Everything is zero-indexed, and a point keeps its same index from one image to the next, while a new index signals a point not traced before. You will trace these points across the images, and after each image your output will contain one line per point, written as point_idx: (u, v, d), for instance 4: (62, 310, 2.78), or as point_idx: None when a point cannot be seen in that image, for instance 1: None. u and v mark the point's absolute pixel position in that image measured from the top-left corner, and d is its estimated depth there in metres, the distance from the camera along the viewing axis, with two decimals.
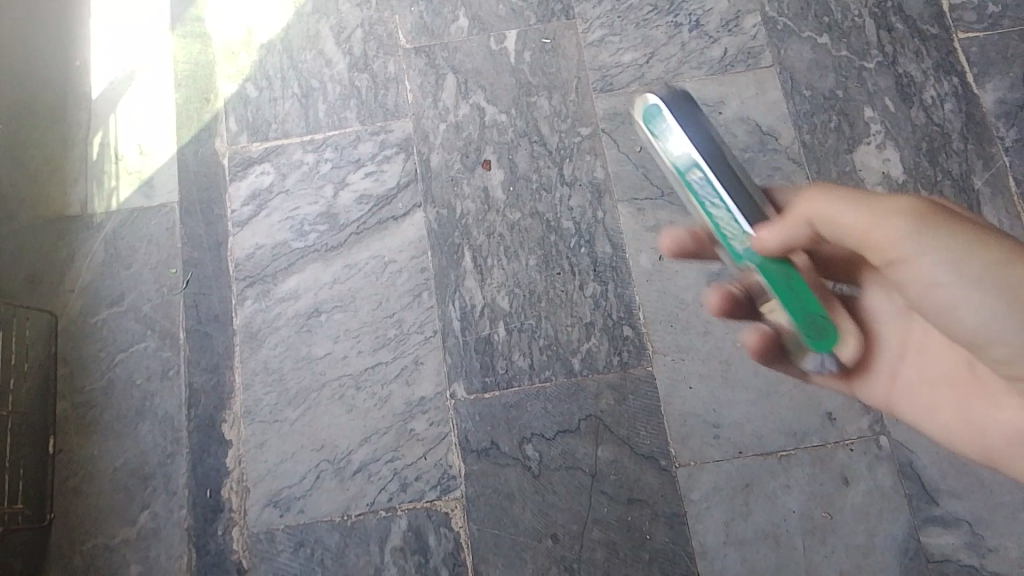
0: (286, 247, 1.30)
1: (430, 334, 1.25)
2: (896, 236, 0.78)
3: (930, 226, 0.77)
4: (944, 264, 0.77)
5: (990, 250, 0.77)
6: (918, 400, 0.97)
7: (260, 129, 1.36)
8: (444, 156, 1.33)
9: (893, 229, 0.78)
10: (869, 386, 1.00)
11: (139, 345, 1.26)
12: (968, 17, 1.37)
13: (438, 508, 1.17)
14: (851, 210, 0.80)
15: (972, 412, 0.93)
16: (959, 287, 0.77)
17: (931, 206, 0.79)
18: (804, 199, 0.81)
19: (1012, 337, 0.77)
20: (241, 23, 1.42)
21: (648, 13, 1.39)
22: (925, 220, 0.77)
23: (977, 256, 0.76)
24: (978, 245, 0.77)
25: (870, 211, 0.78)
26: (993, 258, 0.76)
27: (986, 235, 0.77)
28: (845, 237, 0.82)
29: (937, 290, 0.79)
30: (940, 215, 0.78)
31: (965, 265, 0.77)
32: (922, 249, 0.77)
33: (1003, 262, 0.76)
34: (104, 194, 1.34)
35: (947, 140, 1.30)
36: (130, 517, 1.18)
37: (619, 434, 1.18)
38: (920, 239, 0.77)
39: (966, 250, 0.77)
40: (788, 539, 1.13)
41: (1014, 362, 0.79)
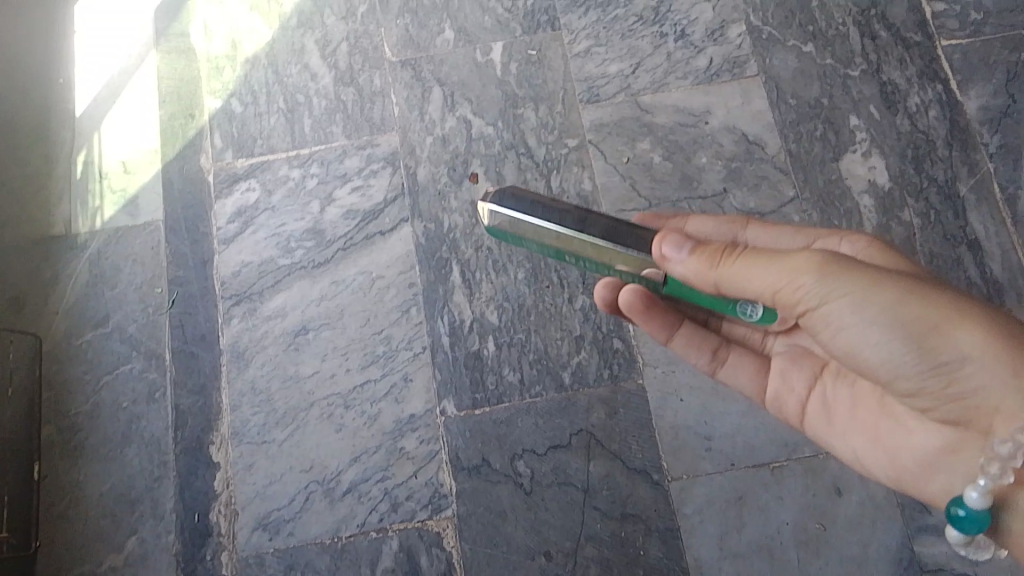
0: (272, 265, 1.29)
1: (418, 350, 1.24)
2: (797, 284, 0.77)
3: (831, 270, 0.76)
4: (847, 300, 0.76)
5: (887, 287, 0.75)
6: (829, 425, 0.92)
7: (245, 146, 1.35)
8: (430, 170, 1.32)
9: (795, 277, 0.76)
10: (781, 406, 0.96)
11: (124, 367, 1.24)
12: (952, 23, 1.37)
13: (430, 527, 1.16)
14: (756, 266, 0.78)
15: (883, 439, 0.86)
16: (859, 320, 0.76)
17: (830, 252, 0.77)
18: (712, 265, 0.80)
19: (915, 366, 0.76)
20: (225, 39, 1.41)
21: (633, 24, 1.39)
22: (825, 267, 0.76)
23: (878, 291, 0.75)
24: (876, 282, 0.75)
25: (773, 264, 0.77)
26: (892, 295, 0.75)
27: (879, 269, 0.76)
28: (751, 293, 0.80)
29: (843, 327, 0.77)
30: (839, 261, 0.76)
31: (866, 301, 0.75)
32: (828, 291, 0.76)
33: (902, 295, 0.75)
34: (88, 214, 1.32)
35: (933, 146, 1.30)
36: (117, 543, 1.16)
37: (610, 448, 1.17)
38: (825, 282, 0.76)
39: (866, 285, 0.75)
40: (782, 551, 1.12)
41: (917, 387, 0.77)
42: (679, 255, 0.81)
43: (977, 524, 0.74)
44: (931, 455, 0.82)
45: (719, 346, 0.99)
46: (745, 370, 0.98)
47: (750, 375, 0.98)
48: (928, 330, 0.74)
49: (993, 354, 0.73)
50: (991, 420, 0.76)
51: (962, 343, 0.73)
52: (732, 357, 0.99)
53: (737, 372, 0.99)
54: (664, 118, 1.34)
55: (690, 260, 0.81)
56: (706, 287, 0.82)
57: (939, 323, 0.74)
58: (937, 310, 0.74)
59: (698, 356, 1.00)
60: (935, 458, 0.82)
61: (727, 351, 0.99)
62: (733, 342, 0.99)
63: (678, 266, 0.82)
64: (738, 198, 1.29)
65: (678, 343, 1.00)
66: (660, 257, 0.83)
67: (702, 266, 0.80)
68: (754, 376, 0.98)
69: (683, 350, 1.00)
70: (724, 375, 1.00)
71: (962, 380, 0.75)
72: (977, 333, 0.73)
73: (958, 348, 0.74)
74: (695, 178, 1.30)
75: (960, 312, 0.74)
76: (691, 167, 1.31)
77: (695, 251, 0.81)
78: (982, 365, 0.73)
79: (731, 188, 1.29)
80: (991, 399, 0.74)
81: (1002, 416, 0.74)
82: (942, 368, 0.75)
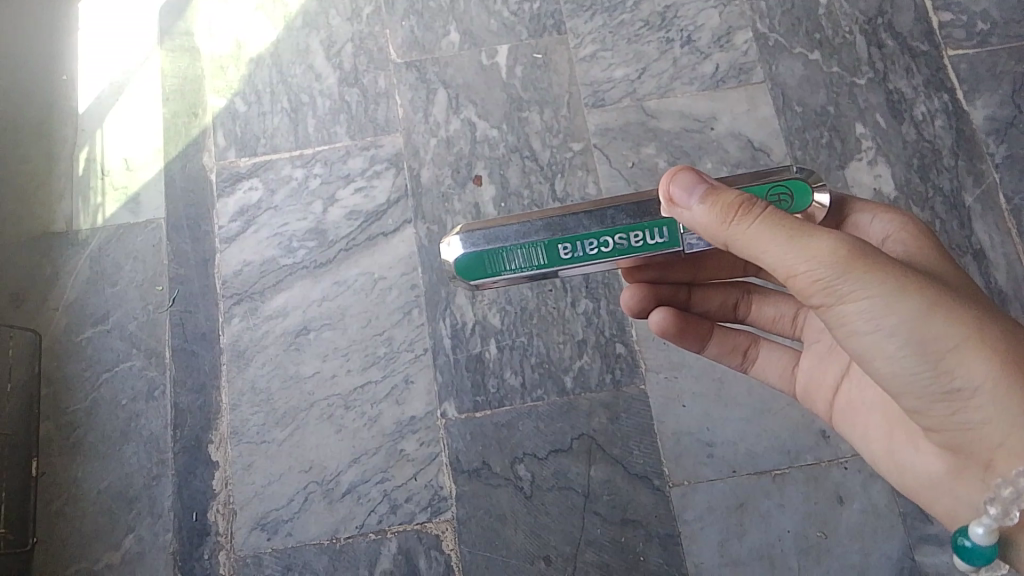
0: (274, 264, 1.28)
1: (420, 352, 1.23)
2: (815, 276, 0.67)
3: (854, 267, 0.66)
4: (866, 305, 0.67)
5: (910, 297, 0.67)
6: (849, 422, 0.87)
7: (248, 145, 1.35)
8: (434, 171, 1.32)
9: (816, 267, 0.67)
10: (811, 401, 0.92)
11: (124, 365, 1.24)
12: (958, 33, 1.38)
13: (429, 529, 1.15)
14: (777, 243, 0.67)
15: (895, 451, 0.81)
16: (877, 326, 0.68)
17: (857, 243, 0.68)
18: (724, 225, 0.69)
19: (924, 384, 0.70)
20: (230, 38, 1.41)
21: (639, 29, 1.39)
22: (849, 261, 0.66)
23: (899, 301, 0.67)
24: (901, 289, 0.67)
25: (798, 243, 0.67)
26: (912, 308, 0.67)
27: (905, 273, 0.68)
28: (764, 266, 0.70)
29: (857, 333, 0.70)
30: (865, 258, 0.67)
31: (885, 310, 0.67)
32: (846, 289, 0.67)
33: (925, 308, 0.67)
34: (90, 211, 1.32)
35: (938, 156, 1.30)
36: (114, 541, 1.16)
37: (612, 453, 1.17)
38: (846, 281, 0.67)
39: (888, 290, 0.67)
40: (784, 559, 1.12)
41: (924, 406, 0.72)
42: (688, 203, 0.70)
43: (985, 556, 0.71)
44: (931, 479, 0.78)
45: (749, 346, 0.97)
46: (776, 369, 0.96)
47: (781, 369, 0.95)
48: (944, 348, 0.68)
49: (1004, 387, 0.67)
50: (989, 454, 0.71)
51: (974, 371, 0.68)
52: (762, 357, 0.97)
53: (769, 368, 0.96)
54: (669, 123, 1.34)
55: (702, 212, 0.69)
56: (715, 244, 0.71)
57: (955, 346, 0.68)
58: (957, 330, 0.68)
59: (729, 360, 0.99)
60: (939, 482, 0.78)
61: (757, 351, 0.97)
62: (762, 339, 0.97)
63: (687, 212, 0.70)
64: None
65: (710, 350, 0.99)
66: (669, 199, 0.71)
67: (714, 220, 0.69)
68: (786, 370, 0.95)
69: (715, 355, 1.00)
70: (757, 372, 0.98)
71: (965, 409, 0.70)
72: (992, 362, 0.68)
73: (972, 374, 0.68)
74: None
75: (979, 337, 0.68)
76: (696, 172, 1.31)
77: (708, 198, 0.69)
78: (992, 398, 0.68)
79: None
80: (995, 434, 0.69)
81: (1002, 453, 0.70)
82: (948, 392, 0.69)
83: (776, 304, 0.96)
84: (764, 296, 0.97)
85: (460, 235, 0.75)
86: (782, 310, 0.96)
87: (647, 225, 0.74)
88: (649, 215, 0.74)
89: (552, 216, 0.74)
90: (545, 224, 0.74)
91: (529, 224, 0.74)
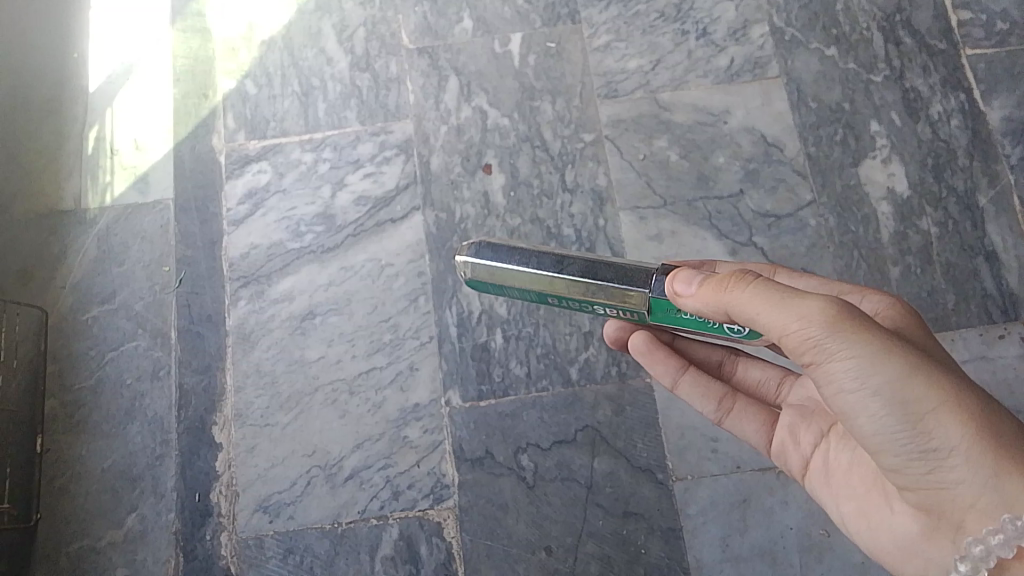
0: (282, 248, 1.28)
1: (425, 339, 1.23)
2: (806, 334, 0.70)
3: (843, 328, 0.69)
4: (852, 364, 0.69)
5: (894, 358, 0.68)
6: (823, 486, 0.86)
7: (258, 127, 1.34)
8: (444, 159, 1.31)
9: (808, 325, 0.70)
10: (786, 460, 0.91)
11: (130, 344, 1.24)
12: (976, 33, 1.36)
13: (431, 517, 1.15)
14: (770, 304, 0.72)
15: (867, 512, 0.81)
16: (861, 385, 0.69)
17: (848, 309, 0.70)
18: (720, 293, 0.74)
19: (903, 445, 0.70)
20: (241, 19, 1.40)
21: (654, 20, 1.38)
22: (838, 322, 0.69)
23: (884, 361, 0.68)
24: (886, 351, 0.69)
25: (790, 305, 0.71)
26: (896, 368, 0.68)
27: (892, 339, 0.69)
28: (760, 328, 0.74)
29: (843, 392, 0.71)
30: (854, 322, 0.69)
31: (870, 369, 0.69)
32: (833, 348, 0.69)
33: (909, 371, 0.68)
34: (98, 190, 1.32)
35: (953, 156, 1.29)
36: (116, 520, 1.16)
37: (616, 446, 1.17)
38: (835, 340, 0.69)
39: (874, 352, 0.69)
40: (785, 557, 1.11)
41: (903, 468, 0.71)
42: (689, 290, 0.76)
43: None
44: (907, 540, 0.77)
45: (725, 396, 0.96)
46: (752, 421, 0.94)
47: (758, 426, 0.94)
48: (925, 410, 0.68)
49: (980, 448, 0.67)
50: (962, 515, 0.70)
51: (952, 432, 0.67)
52: (737, 408, 0.95)
53: (744, 420, 0.95)
54: (682, 116, 1.33)
55: (700, 293, 0.75)
56: (718, 318, 0.76)
57: (936, 408, 0.68)
58: (939, 391, 0.68)
59: (704, 405, 0.97)
60: (912, 543, 0.76)
61: (733, 402, 0.95)
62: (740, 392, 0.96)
63: (690, 301, 0.76)
64: (755, 200, 1.28)
65: (683, 390, 0.98)
66: (672, 293, 0.77)
67: (711, 290, 0.74)
68: (761, 427, 0.94)
69: (689, 396, 0.98)
70: (730, 424, 0.96)
71: (941, 470, 0.69)
72: (970, 426, 0.67)
73: (949, 435, 0.68)
74: (712, 178, 1.29)
75: (959, 401, 0.68)
76: (708, 166, 1.30)
77: (707, 281, 0.76)
78: (967, 460, 0.67)
79: (748, 190, 1.28)
80: (968, 494, 0.69)
81: (973, 512, 0.69)
82: (927, 454, 0.69)
83: (762, 366, 0.97)
84: (751, 357, 0.98)
85: (468, 258, 0.84)
86: (767, 375, 0.96)
87: (622, 308, 0.82)
88: (625, 301, 0.81)
89: (545, 275, 0.81)
90: (536, 279, 0.82)
91: (523, 273, 0.82)
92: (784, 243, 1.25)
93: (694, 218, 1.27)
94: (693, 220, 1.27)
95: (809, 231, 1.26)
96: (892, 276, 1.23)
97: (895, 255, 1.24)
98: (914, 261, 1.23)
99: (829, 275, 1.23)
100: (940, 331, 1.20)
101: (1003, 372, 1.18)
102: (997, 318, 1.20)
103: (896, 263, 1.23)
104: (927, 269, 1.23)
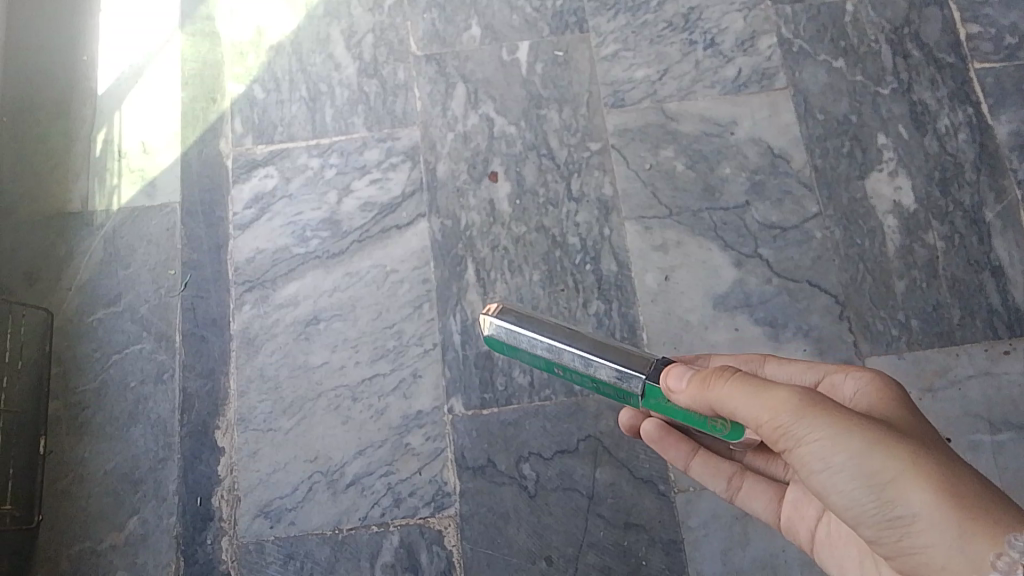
0: (287, 253, 1.28)
1: (429, 346, 1.23)
2: (775, 423, 0.72)
3: (807, 414, 0.71)
4: (817, 447, 0.70)
5: (855, 435, 0.69)
6: (833, 561, 0.86)
7: (265, 132, 1.35)
8: (450, 166, 1.32)
9: (774, 414, 0.72)
10: (796, 533, 0.91)
11: (134, 347, 1.24)
12: (985, 46, 1.36)
13: (432, 525, 1.15)
14: (745, 395, 0.75)
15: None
16: (828, 466, 0.70)
17: (812, 394, 0.72)
18: (703, 387, 0.78)
19: (873, 516, 0.69)
20: (250, 24, 1.41)
21: (662, 29, 1.38)
22: (803, 408, 0.71)
23: (845, 437, 0.69)
24: (848, 430, 0.69)
25: (761, 396, 0.74)
26: (857, 444, 0.69)
27: (853, 417, 0.70)
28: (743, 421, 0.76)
29: (815, 473, 0.72)
30: (818, 405, 0.71)
31: (835, 449, 0.69)
32: (801, 433, 0.71)
33: (868, 445, 0.69)
34: (106, 192, 1.32)
35: (960, 170, 1.29)
36: (118, 522, 1.16)
37: (618, 456, 1.16)
38: (800, 425, 0.71)
39: (835, 433, 0.69)
40: (787, 571, 1.11)
41: (881, 539, 0.71)
42: (679, 386, 0.80)
43: None
44: None
45: (733, 474, 0.96)
46: (760, 498, 0.94)
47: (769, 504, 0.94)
48: (886, 480, 0.68)
49: (943, 513, 0.66)
50: None
51: (915, 498, 0.67)
52: (746, 485, 0.95)
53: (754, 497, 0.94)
54: (689, 126, 1.33)
55: (688, 389, 0.79)
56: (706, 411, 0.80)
57: (897, 476, 0.67)
58: (899, 459, 0.68)
59: (715, 484, 0.98)
60: None
61: (742, 480, 0.95)
62: (750, 470, 0.96)
63: (680, 397, 0.80)
64: (760, 211, 1.27)
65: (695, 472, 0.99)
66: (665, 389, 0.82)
67: (695, 388, 0.78)
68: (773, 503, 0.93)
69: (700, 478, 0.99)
70: (742, 501, 0.96)
71: (911, 538, 0.68)
72: (931, 490, 0.66)
73: (912, 502, 0.67)
74: (717, 189, 1.29)
75: (918, 469, 0.67)
76: (714, 177, 1.30)
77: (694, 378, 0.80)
78: (932, 524, 0.66)
79: (754, 201, 1.28)
80: (940, 559, 0.67)
81: None
82: (896, 522, 0.69)
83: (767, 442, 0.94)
84: None
85: (491, 318, 0.89)
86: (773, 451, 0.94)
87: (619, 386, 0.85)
88: (624, 379, 0.84)
89: (558, 344, 0.85)
90: (548, 348, 0.86)
91: (537, 340, 0.86)
92: (789, 254, 1.25)
93: (699, 229, 1.27)
94: (698, 231, 1.27)
95: (815, 243, 1.25)
96: (897, 290, 1.22)
97: (900, 268, 1.24)
98: (920, 275, 1.23)
99: (833, 287, 1.23)
100: (945, 346, 1.20)
101: (1009, 388, 1.17)
102: (1002, 334, 1.20)
103: (901, 276, 1.23)
104: (933, 283, 1.23)
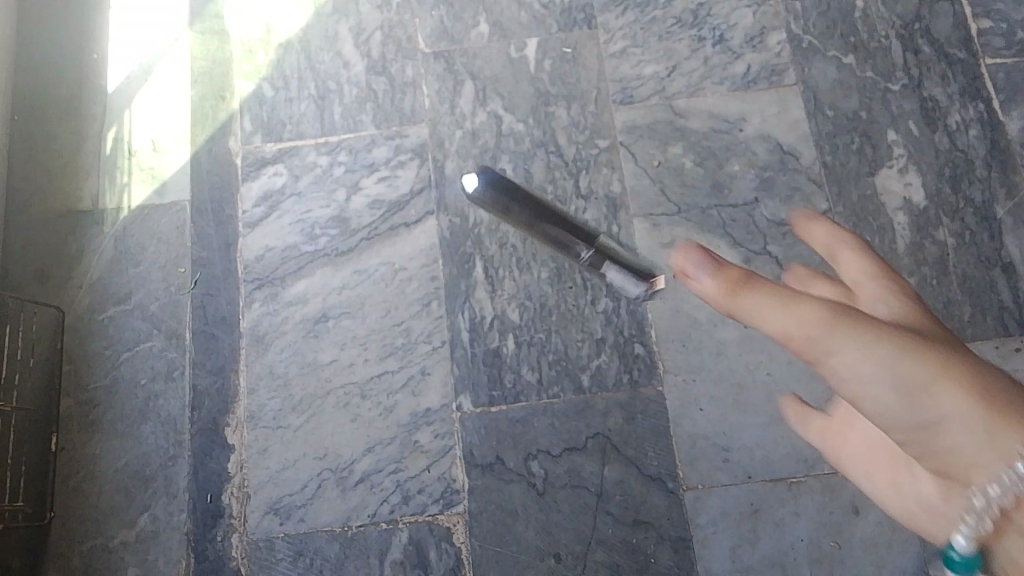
0: (296, 251, 1.29)
1: (438, 344, 1.23)
2: (801, 335, 0.59)
3: (834, 323, 0.58)
4: (844, 357, 0.58)
5: (883, 341, 0.58)
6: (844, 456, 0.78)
7: (274, 130, 1.35)
8: (458, 163, 1.32)
9: (801, 325, 0.59)
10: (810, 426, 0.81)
11: (145, 345, 1.25)
12: (997, 42, 1.35)
13: (441, 522, 1.16)
14: (771, 309, 0.60)
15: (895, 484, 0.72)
16: (857, 377, 0.58)
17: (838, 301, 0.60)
18: (728, 290, 0.62)
19: (904, 424, 0.59)
20: (259, 22, 1.41)
21: (671, 26, 1.38)
22: (832, 319, 0.58)
23: (876, 344, 0.57)
24: (877, 337, 0.58)
25: (786, 307, 0.59)
26: (889, 351, 0.57)
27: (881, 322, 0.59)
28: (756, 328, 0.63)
29: (844, 384, 0.60)
30: (845, 314, 0.59)
31: (868, 360, 0.57)
32: (831, 347, 0.58)
33: (897, 351, 0.57)
34: (116, 191, 1.33)
35: (971, 166, 1.28)
36: (129, 519, 1.17)
37: (626, 453, 1.16)
38: (830, 335, 0.58)
39: (867, 340, 0.58)
40: (795, 568, 1.11)
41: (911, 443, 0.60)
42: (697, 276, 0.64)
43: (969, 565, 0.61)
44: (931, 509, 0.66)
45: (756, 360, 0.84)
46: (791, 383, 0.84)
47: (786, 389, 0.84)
48: (916, 387, 0.57)
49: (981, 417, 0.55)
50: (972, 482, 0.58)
51: (950, 402, 0.56)
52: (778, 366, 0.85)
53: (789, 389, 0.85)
54: (698, 123, 1.32)
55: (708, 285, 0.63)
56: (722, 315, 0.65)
57: (930, 383, 0.56)
58: (931, 364, 0.57)
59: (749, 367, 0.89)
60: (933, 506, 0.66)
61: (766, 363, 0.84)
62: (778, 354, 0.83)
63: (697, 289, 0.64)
64: (769, 209, 1.27)
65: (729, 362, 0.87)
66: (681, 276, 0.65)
67: (718, 293, 0.63)
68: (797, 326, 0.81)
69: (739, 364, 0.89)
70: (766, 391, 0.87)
71: (943, 441, 0.58)
72: (967, 392, 0.56)
73: (950, 410, 0.56)
74: (726, 186, 1.28)
75: (947, 370, 0.57)
76: (723, 174, 1.29)
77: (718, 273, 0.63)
78: (969, 430, 0.56)
79: (763, 198, 1.28)
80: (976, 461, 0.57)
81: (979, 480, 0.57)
82: (929, 426, 0.58)
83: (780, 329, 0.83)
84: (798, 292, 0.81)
85: None
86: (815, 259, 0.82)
87: None
88: None
89: None
90: None
91: None
92: (799, 252, 1.25)
93: (707, 226, 1.26)
94: (707, 228, 1.26)
95: None
96: None
97: (910, 265, 1.23)
98: (931, 272, 1.22)
99: None
100: None
101: None
102: (1013, 331, 1.19)
103: (912, 274, 1.23)
104: (943, 281, 1.22)
